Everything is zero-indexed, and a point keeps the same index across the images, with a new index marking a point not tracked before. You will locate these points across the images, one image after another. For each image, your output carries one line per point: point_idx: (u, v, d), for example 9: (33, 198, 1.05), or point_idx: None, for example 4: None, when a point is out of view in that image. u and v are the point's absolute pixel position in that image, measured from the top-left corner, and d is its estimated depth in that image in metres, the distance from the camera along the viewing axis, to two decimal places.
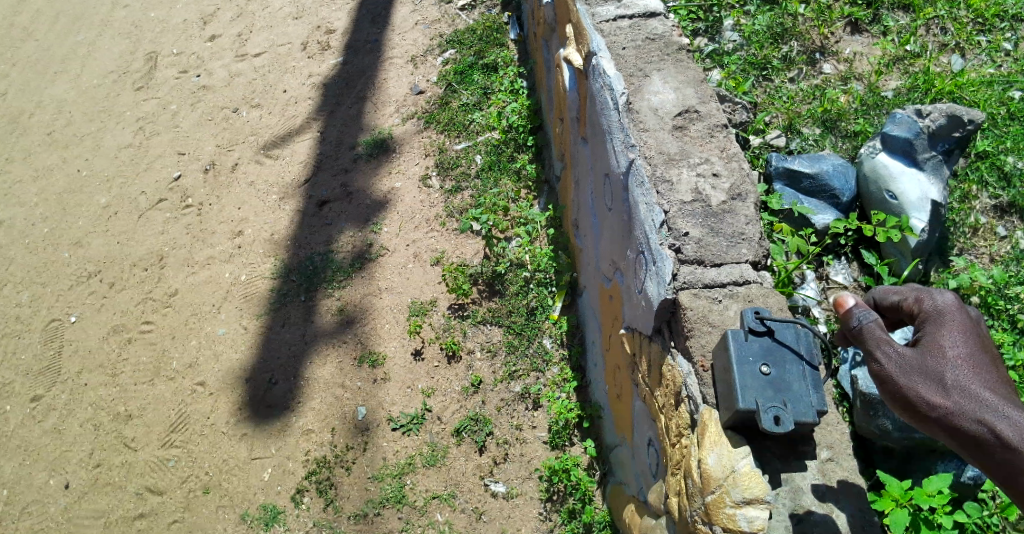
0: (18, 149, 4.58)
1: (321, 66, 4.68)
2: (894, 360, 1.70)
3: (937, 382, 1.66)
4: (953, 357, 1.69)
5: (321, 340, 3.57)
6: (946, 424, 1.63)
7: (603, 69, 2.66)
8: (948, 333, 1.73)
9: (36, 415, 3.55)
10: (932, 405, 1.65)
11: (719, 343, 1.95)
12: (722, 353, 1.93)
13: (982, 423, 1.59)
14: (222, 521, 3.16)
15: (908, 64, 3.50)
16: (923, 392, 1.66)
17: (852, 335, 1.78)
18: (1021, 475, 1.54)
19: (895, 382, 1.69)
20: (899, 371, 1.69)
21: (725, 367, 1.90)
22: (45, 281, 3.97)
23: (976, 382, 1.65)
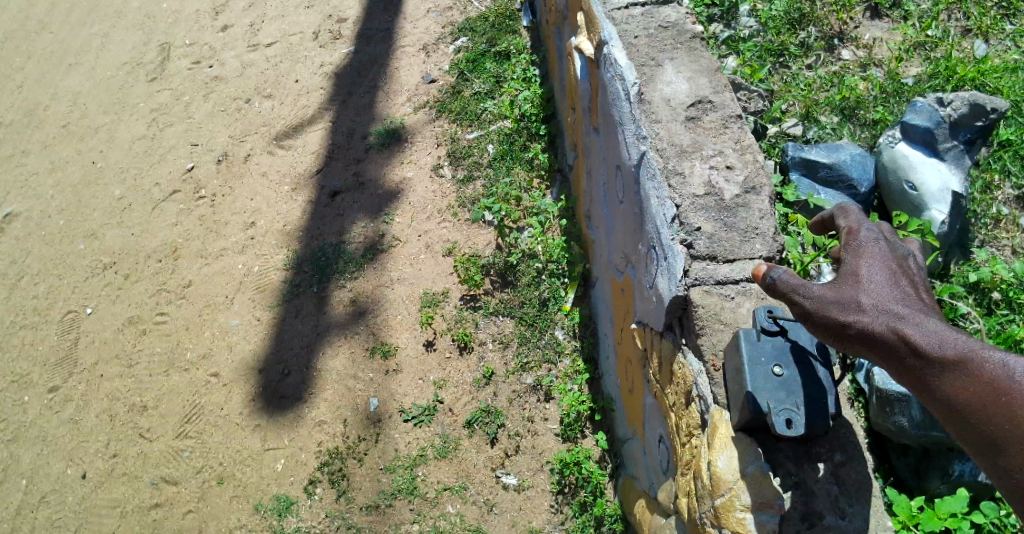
0: (34, 142, 4.62)
1: (332, 56, 4.66)
2: (807, 298, 1.56)
3: (847, 303, 1.51)
4: (865, 277, 1.54)
5: (333, 331, 3.57)
6: (866, 347, 1.48)
7: (614, 58, 2.60)
8: (864, 255, 1.58)
9: (54, 405, 3.59)
10: (849, 329, 1.49)
11: (731, 343, 1.92)
12: (734, 353, 1.89)
13: (898, 335, 1.44)
14: (237, 510, 3.18)
15: (930, 50, 3.41)
16: (841, 322, 1.50)
17: (771, 292, 1.65)
18: (947, 390, 1.38)
19: (815, 318, 1.54)
20: (816, 306, 1.54)
21: (737, 368, 1.86)
22: (61, 272, 4.01)
23: (888, 294, 1.50)
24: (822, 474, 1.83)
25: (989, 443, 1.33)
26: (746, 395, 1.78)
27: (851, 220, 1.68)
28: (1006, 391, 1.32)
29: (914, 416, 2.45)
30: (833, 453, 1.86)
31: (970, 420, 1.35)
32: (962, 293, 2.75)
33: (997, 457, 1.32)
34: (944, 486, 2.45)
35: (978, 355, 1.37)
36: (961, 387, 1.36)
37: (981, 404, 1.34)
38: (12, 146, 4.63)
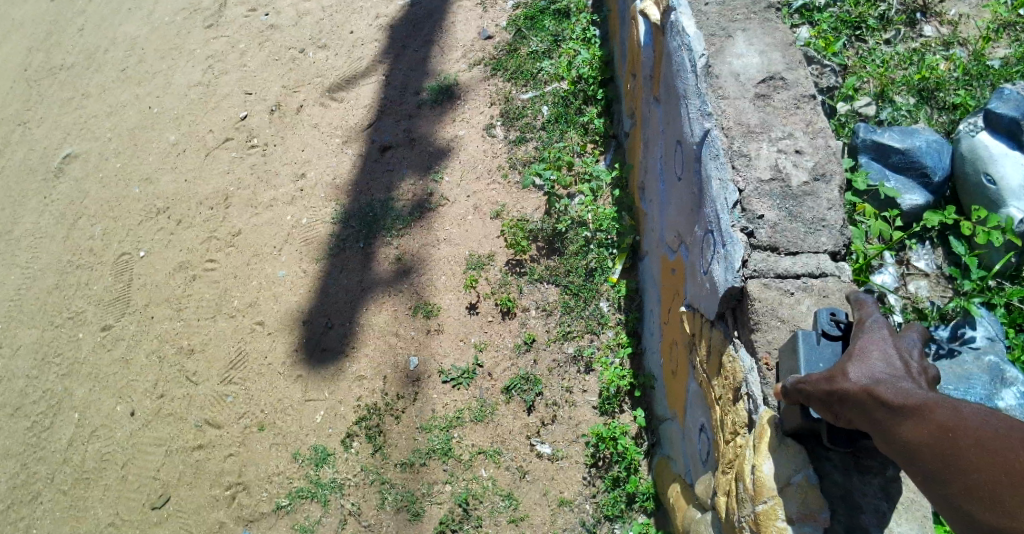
0: (95, 83, 4.68)
1: (389, 7, 4.59)
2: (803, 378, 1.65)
3: (829, 377, 1.58)
4: (854, 352, 1.58)
5: (377, 288, 3.58)
6: (844, 411, 1.55)
7: (682, 26, 2.48)
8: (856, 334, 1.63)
9: (106, 343, 3.70)
10: (831, 402, 1.57)
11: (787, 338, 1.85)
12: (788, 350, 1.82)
13: (868, 397, 1.50)
14: (275, 457, 3.25)
15: (1021, 30, 3.18)
16: (824, 391, 1.58)
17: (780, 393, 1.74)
18: (913, 439, 1.43)
19: (809, 393, 1.62)
20: (809, 384, 1.62)
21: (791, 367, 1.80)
22: (117, 214, 4.09)
23: (868, 358, 1.55)
24: (872, 487, 1.77)
25: (941, 479, 1.38)
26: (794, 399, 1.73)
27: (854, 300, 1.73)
28: (953, 428, 1.39)
29: None
30: (886, 467, 1.80)
31: (922, 459, 1.41)
32: None
33: (948, 488, 1.37)
34: None
35: (936, 402, 1.44)
36: (916, 430, 1.43)
37: (934, 444, 1.40)
38: (74, 88, 4.70)
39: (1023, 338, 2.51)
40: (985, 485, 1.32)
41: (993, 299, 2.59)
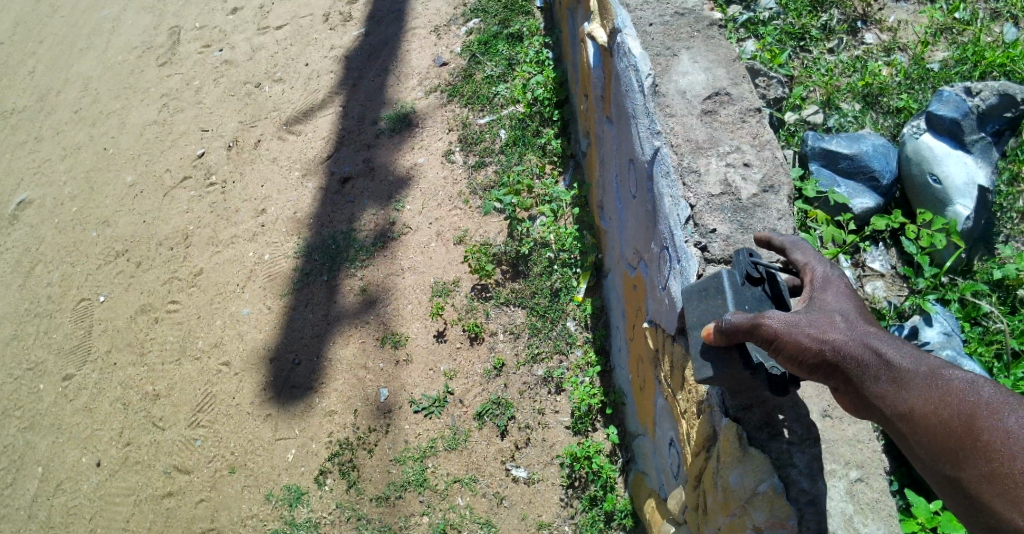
0: (47, 127, 4.62)
1: (342, 38, 4.59)
2: (778, 319, 1.56)
3: (814, 325, 1.55)
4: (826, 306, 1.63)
5: (344, 321, 3.55)
6: (830, 365, 1.53)
7: (627, 48, 2.50)
8: (812, 286, 1.72)
9: (68, 393, 3.62)
10: (812, 349, 1.53)
11: (712, 282, 1.84)
12: (715, 296, 1.81)
13: (865, 355, 1.51)
14: (248, 500, 3.20)
15: (956, 34, 3.26)
16: (812, 340, 1.53)
17: (720, 335, 1.65)
18: (917, 411, 1.46)
19: (784, 336, 1.55)
20: (785, 326, 1.55)
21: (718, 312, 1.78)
22: (74, 260, 4.02)
23: (857, 320, 1.58)
24: (838, 490, 1.78)
25: (950, 459, 1.42)
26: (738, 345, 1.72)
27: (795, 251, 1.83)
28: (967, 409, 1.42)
29: None
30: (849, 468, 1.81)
31: (927, 437, 1.45)
32: (986, 291, 2.64)
33: (957, 469, 1.41)
34: None
35: (943, 378, 1.47)
36: (928, 407, 1.45)
37: (943, 421, 1.44)
38: (26, 132, 4.63)
39: (978, 331, 2.58)
40: (996, 472, 1.36)
41: (947, 295, 2.65)
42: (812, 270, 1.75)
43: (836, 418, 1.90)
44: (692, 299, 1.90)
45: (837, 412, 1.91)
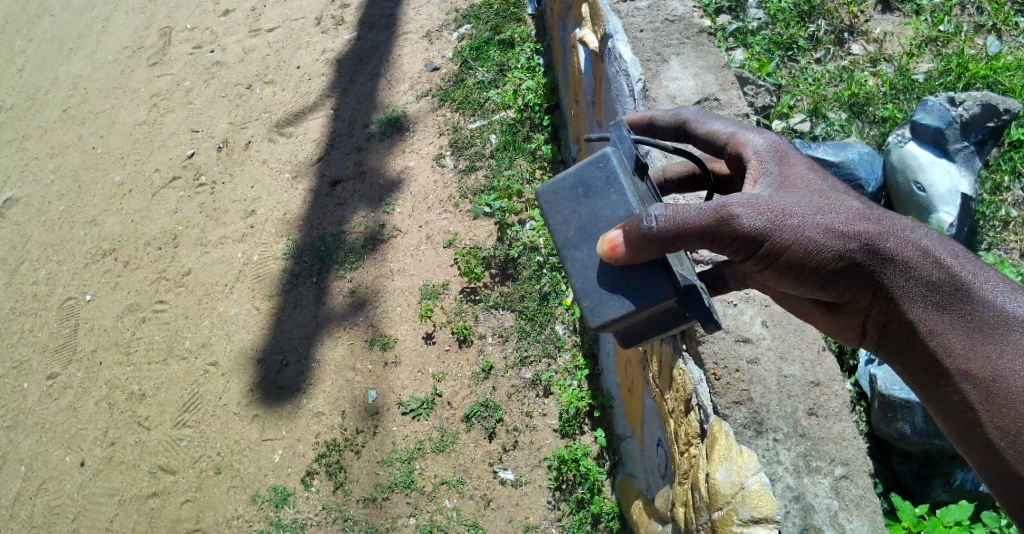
0: (35, 125, 4.60)
1: (334, 41, 4.60)
2: (774, 214, 1.50)
3: (831, 219, 1.51)
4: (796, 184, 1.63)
5: (332, 323, 3.54)
6: (859, 267, 1.51)
7: (619, 53, 2.56)
8: (751, 157, 1.70)
9: (53, 392, 3.60)
10: (824, 248, 1.50)
11: (594, 177, 1.71)
12: (604, 194, 1.69)
13: (920, 273, 1.47)
14: (234, 501, 3.19)
15: (941, 45, 3.30)
16: (833, 242, 1.50)
17: (648, 240, 1.50)
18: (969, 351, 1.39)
19: (789, 232, 1.50)
20: (783, 224, 1.50)
21: (615, 211, 1.67)
22: (61, 258, 4.00)
23: (917, 235, 1.50)
24: (822, 487, 1.82)
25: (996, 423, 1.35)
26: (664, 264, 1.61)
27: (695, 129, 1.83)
28: None
29: (917, 423, 2.25)
30: (834, 466, 1.85)
31: (982, 385, 1.37)
32: None
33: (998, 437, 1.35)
34: (946, 493, 2.27)
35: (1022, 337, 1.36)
36: (997, 361, 1.36)
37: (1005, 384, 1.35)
38: (13, 130, 4.61)
39: None
40: None
41: None
42: (741, 143, 1.74)
43: (821, 416, 1.93)
44: (564, 201, 1.74)
45: (822, 411, 1.93)
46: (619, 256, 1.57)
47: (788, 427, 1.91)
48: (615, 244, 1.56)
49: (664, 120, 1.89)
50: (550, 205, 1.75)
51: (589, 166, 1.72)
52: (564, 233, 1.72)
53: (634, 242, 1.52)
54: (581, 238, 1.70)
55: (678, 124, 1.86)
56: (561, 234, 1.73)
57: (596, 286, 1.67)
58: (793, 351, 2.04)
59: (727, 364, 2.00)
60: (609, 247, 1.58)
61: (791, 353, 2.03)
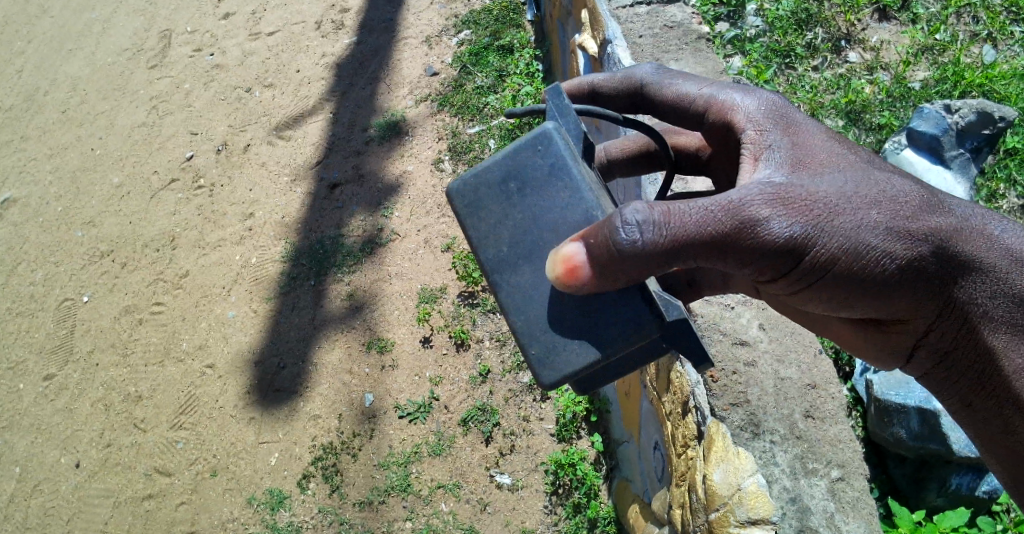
0: (34, 126, 4.61)
1: (334, 46, 4.61)
2: (815, 217, 1.35)
3: (887, 217, 1.38)
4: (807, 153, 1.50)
5: (330, 326, 3.54)
6: (927, 275, 1.39)
7: (617, 58, 2.57)
8: (745, 126, 1.59)
9: (49, 393, 3.60)
10: (881, 255, 1.37)
11: (531, 168, 1.53)
12: (545, 187, 1.52)
13: (1003, 285, 1.38)
14: (229, 503, 3.19)
15: (937, 54, 3.31)
16: (895, 250, 1.37)
17: (634, 251, 1.30)
18: None
19: (834, 237, 1.36)
20: (828, 230, 1.35)
21: (563, 206, 1.52)
22: (58, 259, 4.00)
23: (991, 236, 1.40)
24: (819, 489, 1.82)
25: None
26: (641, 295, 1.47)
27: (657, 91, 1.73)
28: None
29: (912, 427, 2.26)
30: (831, 468, 1.86)
31: None
32: None
33: None
34: (941, 498, 2.27)
35: None
36: None
37: None
38: (11, 131, 4.62)
39: None
40: None
41: None
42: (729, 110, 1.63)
43: (818, 418, 1.94)
44: (496, 202, 1.54)
45: (819, 413, 1.94)
46: (586, 279, 1.38)
47: (785, 430, 1.91)
48: (576, 266, 1.38)
49: (611, 86, 1.77)
50: (476, 207, 1.55)
51: (523, 155, 1.53)
52: (496, 247, 1.54)
53: (612, 262, 1.33)
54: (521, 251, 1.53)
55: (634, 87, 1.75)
56: (494, 245, 1.54)
57: (546, 330, 1.52)
58: (789, 354, 2.05)
59: (725, 367, 2.02)
60: (567, 270, 1.39)
61: (788, 356, 2.04)
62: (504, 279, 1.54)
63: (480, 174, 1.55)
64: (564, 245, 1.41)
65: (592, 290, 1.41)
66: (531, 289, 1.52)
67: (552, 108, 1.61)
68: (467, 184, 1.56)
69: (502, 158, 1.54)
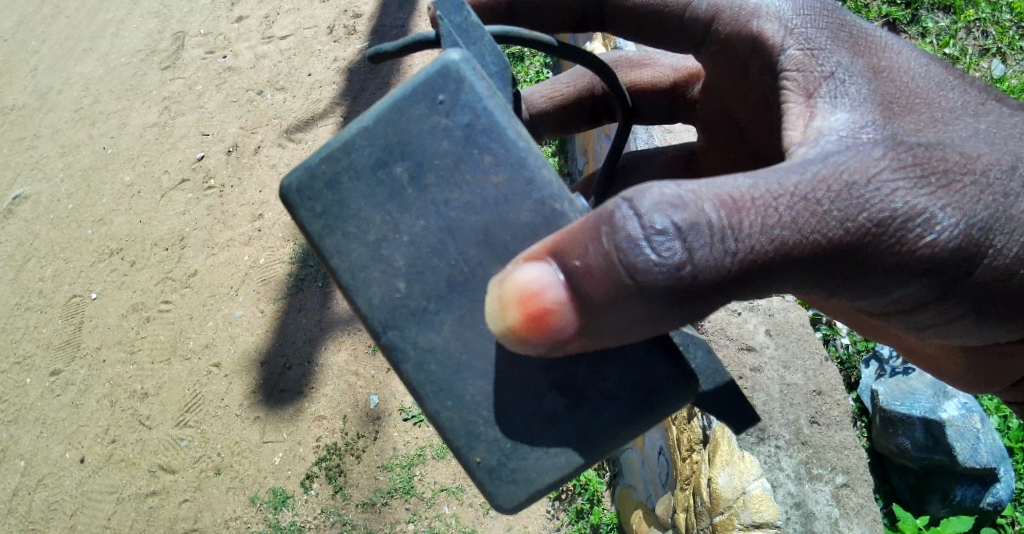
0: (47, 124, 4.66)
1: (346, 50, 4.64)
2: (983, 207, 1.25)
3: None
4: (888, 83, 1.42)
5: (336, 327, 3.54)
6: None
7: None
8: (792, 67, 1.52)
9: (56, 389, 3.64)
10: None
11: (411, 135, 1.36)
12: (431, 156, 1.36)
13: None
14: (232, 502, 3.21)
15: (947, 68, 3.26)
16: None
17: (689, 261, 1.13)
18: None
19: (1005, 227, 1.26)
20: (995, 218, 1.25)
21: (460, 177, 1.36)
22: (68, 256, 4.04)
23: None
24: (824, 495, 1.83)
25: None
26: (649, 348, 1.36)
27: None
28: None
29: (917, 438, 2.27)
30: (835, 473, 1.87)
31: None
32: None
33: None
34: (944, 509, 2.27)
35: None
36: None
37: None
38: (25, 129, 4.68)
39: None
40: None
41: None
42: (757, 16, 1.62)
43: (823, 424, 1.95)
44: (373, 198, 1.37)
45: (824, 419, 1.95)
46: (564, 319, 1.21)
47: (790, 435, 1.91)
48: (545, 305, 1.20)
49: None
50: (343, 213, 1.37)
51: (401, 122, 1.36)
52: (382, 282, 1.37)
53: (613, 296, 1.16)
54: (416, 274, 1.36)
55: None
56: (380, 277, 1.37)
57: (490, 427, 1.36)
58: (795, 361, 2.06)
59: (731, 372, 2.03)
60: (525, 319, 1.21)
61: (794, 363, 2.05)
62: (404, 336, 1.37)
63: (354, 155, 1.37)
64: (510, 277, 1.22)
65: (585, 320, 1.20)
66: (448, 355, 1.37)
67: (451, 33, 1.46)
68: (324, 180, 1.37)
69: (373, 132, 1.36)
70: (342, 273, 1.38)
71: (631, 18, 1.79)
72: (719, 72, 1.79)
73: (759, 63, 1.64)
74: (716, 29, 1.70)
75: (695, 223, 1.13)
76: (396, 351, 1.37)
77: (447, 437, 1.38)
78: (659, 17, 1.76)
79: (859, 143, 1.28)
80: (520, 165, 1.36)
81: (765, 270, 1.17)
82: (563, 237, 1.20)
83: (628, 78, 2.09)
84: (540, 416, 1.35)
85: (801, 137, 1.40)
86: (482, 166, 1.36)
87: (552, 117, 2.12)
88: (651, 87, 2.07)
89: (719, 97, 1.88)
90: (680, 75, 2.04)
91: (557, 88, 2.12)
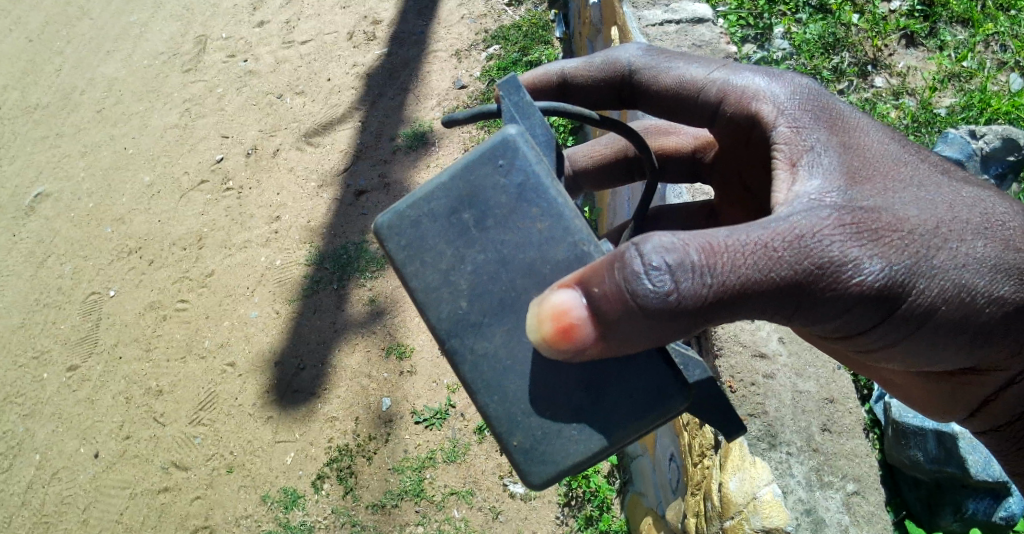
0: (70, 124, 4.73)
1: (365, 56, 4.69)
2: (913, 258, 1.30)
3: (990, 252, 1.36)
4: (865, 149, 1.47)
5: (351, 329, 3.57)
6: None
7: None
8: (779, 124, 1.56)
9: (72, 384, 3.68)
10: (983, 293, 1.34)
11: (477, 188, 1.43)
12: (491, 205, 1.43)
13: None
14: (243, 500, 3.23)
15: (965, 81, 3.26)
16: (998, 289, 1.35)
17: (656, 301, 1.21)
18: None
19: (935, 279, 1.32)
20: (925, 272, 1.31)
21: (513, 224, 1.42)
22: (87, 254, 4.09)
23: None
24: (834, 501, 1.84)
25: None
26: (663, 356, 1.42)
27: (657, 76, 1.75)
28: None
29: (930, 451, 2.26)
30: (846, 480, 1.87)
31: None
32: None
33: None
34: (956, 522, 2.27)
35: None
36: None
37: None
38: (48, 128, 4.75)
39: None
40: None
41: None
42: (757, 98, 1.62)
43: (835, 432, 1.95)
44: (444, 236, 1.43)
45: (836, 427, 1.96)
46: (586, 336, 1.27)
47: (801, 442, 1.93)
48: (572, 323, 1.27)
49: (596, 78, 1.80)
50: (420, 246, 1.43)
51: (468, 177, 1.43)
52: (449, 300, 1.42)
53: (622, 320, 1.24)
54: (479, 295, 1.42)
55: (626, 73, 1.78)
56: (447, 296, 1.42)
57: (528, 414, 1.41)
58: (808, 369, 2.06)
59: (743, 377, 2.04)
60: (557, 331, 1.27)
61: (807, 370, 2.06)
62: (464, 344, 1.42)
63: (423, 202, 1.44)
64: (547, 297, 1.29)
65: (585, 352, 1.30)
66: (496, 359, 1.42)
67: (509, 108, 1.53)
68: (407, 219, 1.44)
69: (446, 181, 1.43)
70: (417, 293, 1.43)
71: (659, 103, 1.77)
72: (729, 142, 1.77)
73: (760, 140, 1.64)
74: (722, 111, 1.69)
75: (682, 262, 1.21)
76: (455, 355, 1.43)
77: (488, 421, 1.43)
78: (681, 98, 1.73)
79: (818, 206, 1.32)
80: (569, 222, 1.43)
81: (730, 306, 1.24)
82: (587, 267, 1.28)
83: (655, 143, 2.07)
84: (567, 408, 1.40)
85: (779, 201, 1.42)
86: (530, 216, 1.43)
87: (586, 184, 2.11)
88: (676, 152, 2.06)
89: (733, 159, 1.85)
90: (698, 143, 2.02)
91: (596, 149, 2.11)
